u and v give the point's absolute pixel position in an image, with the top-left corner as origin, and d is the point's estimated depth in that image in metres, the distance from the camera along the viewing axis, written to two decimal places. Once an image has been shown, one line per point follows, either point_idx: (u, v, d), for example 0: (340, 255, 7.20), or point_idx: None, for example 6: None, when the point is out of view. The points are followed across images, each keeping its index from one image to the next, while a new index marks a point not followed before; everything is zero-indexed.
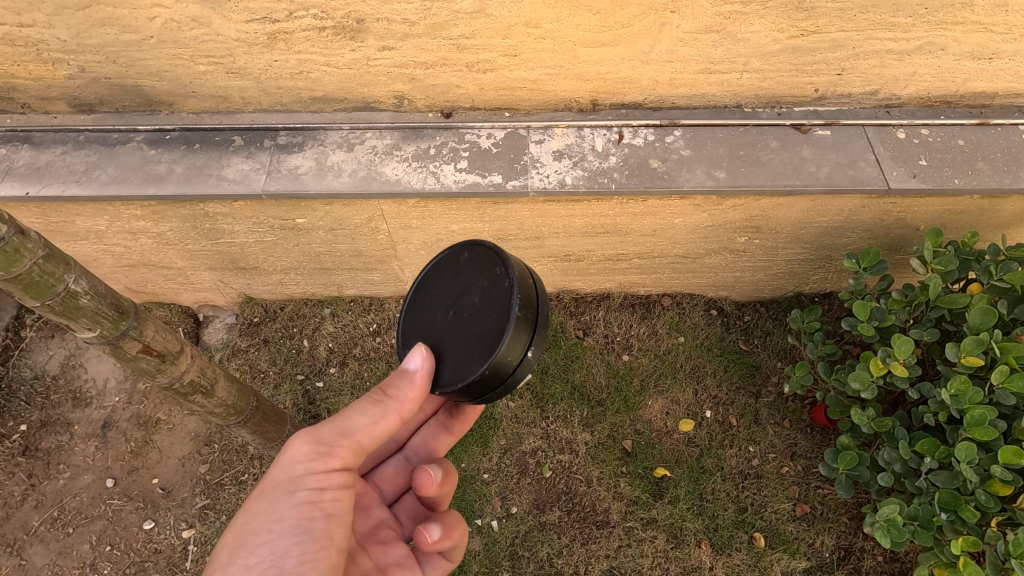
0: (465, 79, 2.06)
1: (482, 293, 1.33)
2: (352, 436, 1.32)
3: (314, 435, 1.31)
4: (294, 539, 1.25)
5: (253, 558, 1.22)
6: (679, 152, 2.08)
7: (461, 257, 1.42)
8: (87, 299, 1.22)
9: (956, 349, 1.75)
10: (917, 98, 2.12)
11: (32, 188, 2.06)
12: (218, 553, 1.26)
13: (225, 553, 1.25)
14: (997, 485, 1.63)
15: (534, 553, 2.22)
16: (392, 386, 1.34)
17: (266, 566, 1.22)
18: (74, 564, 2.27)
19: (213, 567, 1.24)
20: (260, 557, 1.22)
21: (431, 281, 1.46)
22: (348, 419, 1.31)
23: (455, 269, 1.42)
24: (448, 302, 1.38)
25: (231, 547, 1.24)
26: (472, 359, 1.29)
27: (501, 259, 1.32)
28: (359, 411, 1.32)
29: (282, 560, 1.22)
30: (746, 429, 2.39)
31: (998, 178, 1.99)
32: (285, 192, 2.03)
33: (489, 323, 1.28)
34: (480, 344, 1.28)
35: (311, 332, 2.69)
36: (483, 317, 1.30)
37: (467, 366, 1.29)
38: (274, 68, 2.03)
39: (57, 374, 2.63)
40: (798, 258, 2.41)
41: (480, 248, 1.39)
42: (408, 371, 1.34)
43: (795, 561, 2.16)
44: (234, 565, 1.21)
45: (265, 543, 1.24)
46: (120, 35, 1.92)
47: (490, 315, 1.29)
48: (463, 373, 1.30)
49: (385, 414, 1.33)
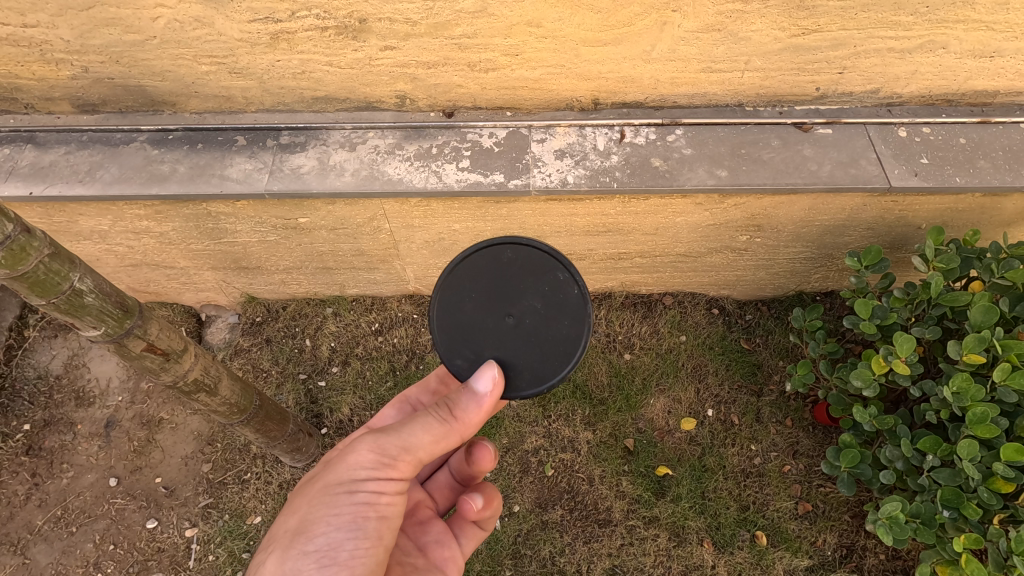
0: (467, 78, 2.07)
1: (545, 298, 1.43)
2: (414, 452, 1.29)
3: (379, 446, 1.29)
4: (349, 535, 1.25)
5: (311, 547, 1.23)
6: (680, 150, 2.09)
7: (504, 256, 1.48)
8: (92, 297, 1.23)
9: (958, 347, 1.75)
10: (919, 96, 2.12)
11: (36, 188, 2.07)
12: (279, 537, 1.28)
13: (284, 539, 1.26)
14: (999, 483, 1.63)
15: (537, 551, 2.23)
16: (460, 406, 1.31)
17: (322, 555, 1.23)
18: (77, 563, 2.28)
19: (273, 550, 1.26)
20: (318, 547, 1.23)
21: (468, 285, 1.47)
22: (412, 433, 1.29)
23: (498, 271, 1.46)
24: (502, 309, 1.42)
25: (293, 534, 1.26)
26: (551, 363, 1.42)
27: (560, 266, 1.46)
28: (423, 427, 1.29)
29: (336, 553, 1.24)
30: (748, 427, 2.40)
31: (1000, 176, 1.99)
32: (287, 191, 2.04)
33: (564, 327, 1.43)
34: (556, 347, 1.42)
35: (314, 332, 2.69)
36: (553, 322, 1.43)
37: (546, 369, 1.42)
38: (276, 68, 2.04)
39: (60, 374, 2.64)
40: (800, 257, 2.41)
41: (529, 250, 1.47)
42: (476, 391, 1.33)
43: (798, 559, 2.16)
44: (294, 551, 1.23)
45: (321, 534, 1.24)
46: (123, 35, 1.93)
47: (561, 320, 1.44)
48: (545, 376, 1.42)
49: (449, 434, 1.31)
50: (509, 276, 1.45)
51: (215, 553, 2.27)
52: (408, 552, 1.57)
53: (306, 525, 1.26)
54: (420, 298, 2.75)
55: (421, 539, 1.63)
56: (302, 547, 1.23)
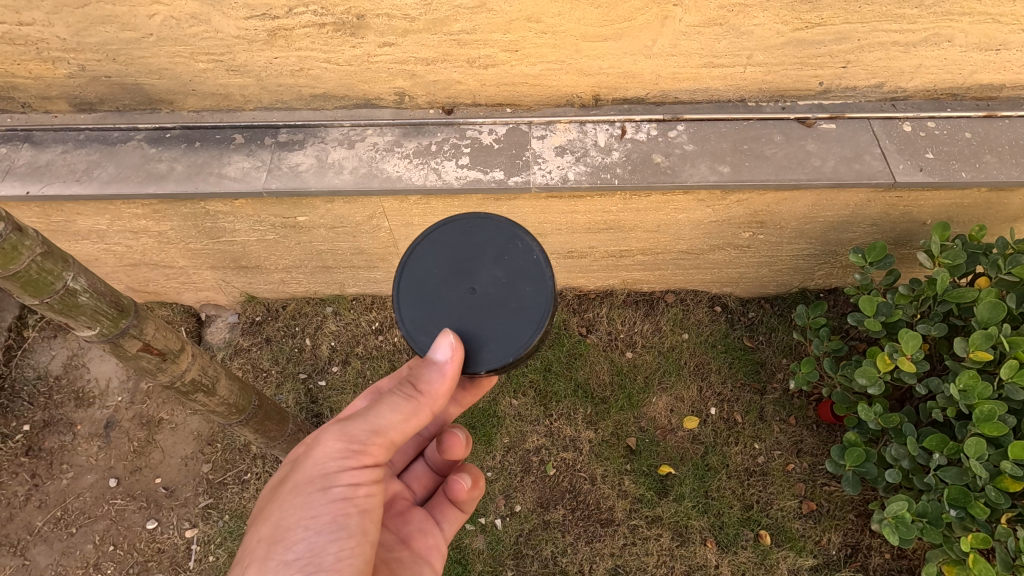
0: (466, 75, 2.05)
1: (507, 267, 1.38)
2: (384, 435, 1.26)
3: (346, 431, 1.25)
4: (332, 535, 1.19)
5: (293, 553, 1.16)
6: (682, 146, 2.07)
7: (465, 232, 1.43)
8: (86, 297, 1.21)
9: (964, 344, 1.73)
10: (923, 90, 2.10)
11: (34, 187, 2.05)
12: (252, 548, 1.18)
13: (261, 548, 1.17)
14: (1007, 481, 1.60)
15: (539, 551, 2.21)
16: (423, 380, 1.30)
17: (306, 562, 1.16)
18: (77, 564, 2.27)
19: (247, 561, 1.16)
20: (299, 554, 1.16)
21: (430, 267, 1.42)
22: (381, 415, 1.26)
23: (460, 245, 1.42)
24: (462, 283, 1.37)
25: (268, 543, 1.17)
26: (517, 331, 1.33)
27: (520, 234, 1.41)
28: (391, 407, 1.27)
29: (321, 557, 1.17)
30: (751, 426, 2.38)
31: (1006, 171, 1.97)
32: (285, 189, 2.02)
33: (527, 293, 1.35)
34: (520, 313, 1.34)
35: (313, 331, 2.68)
36: (517, 290, 1.36)
37: (513, 337, 1.33)
38: (274, 66, 2.02)
39: (60, 374, 2.63)
40: (804, 253, 2.39)
41: (488, 224, 1.43)
42: (438, 362, 1.30)
43: (802, 559, 2.14)
44: (272, 561, 1.15)
45: (302, 539, 1.17)
46: (119, 32, 1.91)
47: (523, 285, 1.36)
48: (512, 344, 1.33)
49: (417, 411, 1.29)
50: (470, 248, 1.41)
51: (216, 554, 2.26)
52: (392, 545, 1.55)
53: (283, 530, 1.17)
54: None
55: (404, 529, 1.60)
56: (283, 554, 1.15)
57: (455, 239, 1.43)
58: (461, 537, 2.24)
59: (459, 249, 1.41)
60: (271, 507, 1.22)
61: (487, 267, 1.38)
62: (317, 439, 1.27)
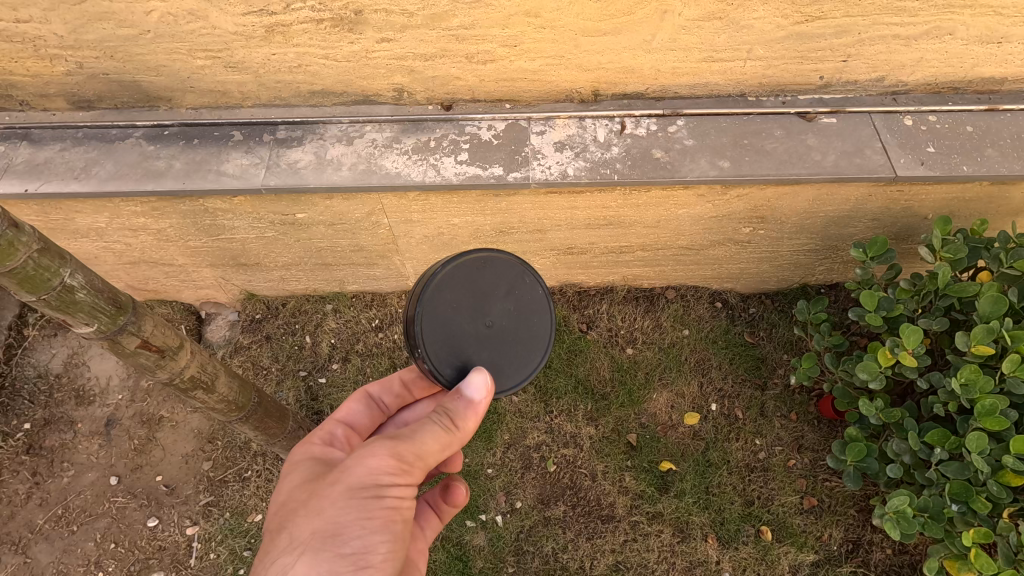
0: (465, 70, 2.04)
1: (516, 300, 1.42)
2: (428, 457, 1.22)
3: (397, 446, 1.19)
4: (383, 537, 1.15)
5: (347, 549, 1.11)
6: (682, 141, 2.06)
7: (474, 264, 1.40)
8: (84, 294, 1.21)
9: (965, 338, 1.72)
10: (925, 84, 2.08)
11: (31, 185, 2.05)
12: (302, 538, 1.12)
13: (310, 541, 1.12)
14: (1009, 476, 1.60)
15: (540, 548, 2.20)
16: (459, 415, 1.27)
17: (358, 559, 1.12)
18: (79, 562, 2.27)
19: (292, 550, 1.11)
20: (354, 550, 1.12)
21: (443, 295, 1.36)
22: (426, 439, 1.22)
23: (470, 281, 1.39)
24: (478, 317, 1.37)
25: (321, 537, 1.12)
26: (529, 357, 1.44)
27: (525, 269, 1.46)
28: (431, 436, 1.23)
29: (370, 556, 1.13)
30: (752, 422, 2.37)
31: (1008, 164, 1.95)
32: (283, 186, 2.02)
33: (536, 324, 1.45)
34: (531, 343, 1.44)
35: (313, 329, 2.67)
36: (528, 321, 1.44)
37: (526, 363, 1.44)
38: (272, 62, 2.02)
39: (60, 373, 2.63)
40: (805, 249, 2.38)
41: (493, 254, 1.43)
42: (472, 399, 1.29)
43: (803, 554, 2.14)
44: (323, 555, 1.10)
45: (356, 538, 1.13)
46: (117, 29, 1.91)
47: (531, 318, 1.44)
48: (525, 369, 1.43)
49: (454, 441, 1.26)
50: (480, 284, 1.39)
51: (217, 551, 2.26)
52: None
53: (336, 527, 1.12)
54: None
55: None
56: (334, 550, 1.11)
57: (462, 273, 1.39)
58: (461, 533, 2.24)
59: (469, 284, 1.39)
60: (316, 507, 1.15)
61: (501, 302, 1.40)
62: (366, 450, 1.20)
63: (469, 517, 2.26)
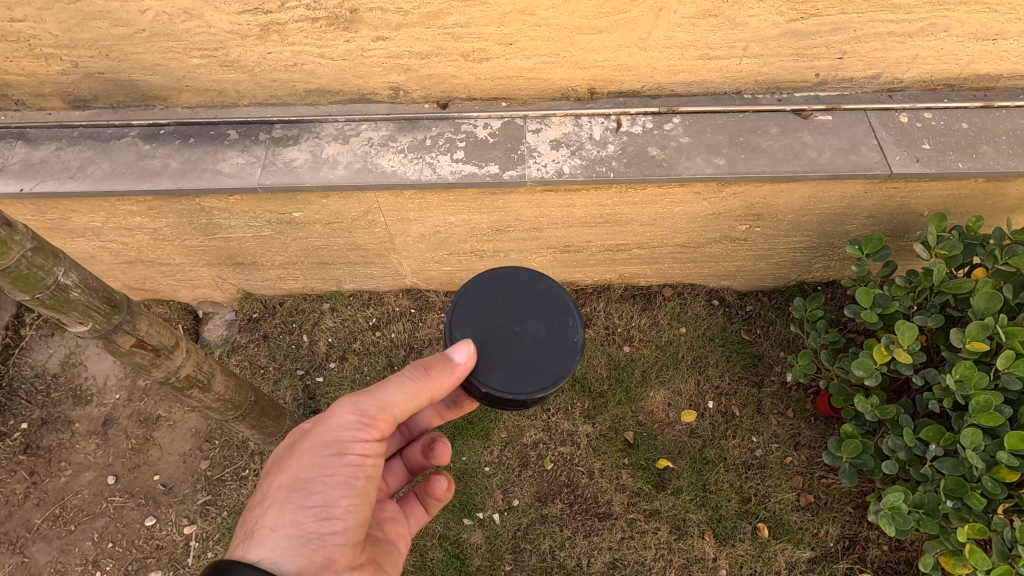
0: (461, 69, 2.04)
1: (548, 328, 1.42)
2: (391, 410, 1.31)
3: (357, 403, 1.31)
4: (344, 491, 1.28)
5: (311, 501, 1.25)
6: (678, 139, 2.06)
7: (539, 285, 1.48)
8: (78, 292, 1.21)
9: (960, 334, 1.72)
10: (920, 81, 2.09)
11: (27, 185, 2.05)
12: (274, 492, 1.29)
13: (282, 494, 1.28)
14: (1003, 472, 1.60)
15: (537, 545, 2.20)
16: (432, 366, 1.31)
17: (320, 510, 1.25)
18: (77, 561, 2.27)
19: (269, 505, 1.28)
20: (316, 503, 1.25)
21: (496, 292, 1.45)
22: (388, 394, 1.30)
23: (523, 295, 1.46)
24: (511, 319, 1.42)
25: (288, 489, 1.27)
26: (524, 380, 1.36)
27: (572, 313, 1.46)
28: (394, 387, 1.30)
29: (332, 508, 1.26)
30: (749, 419, 2.38)
31: (1003, 161, 1.96)
32: (279, 185, 2.01)
33: (552, 359, 1.39)
34: (535, 366, 1.38)
35: (311, 327, 2.67)
36: (545, 351, 1.39)
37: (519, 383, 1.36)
38: (267, 61, 2.02)
39: (57, 372, 2.63)
40: (801, 246, 2.38)
41: (557, 289, 1.48)
42: (451, 359, 1.31)
43: (800, 551, 2.14)
44: (290, 506, 1.26)
45: (318, 491, 1.26)
46: (111, 28, 1.91)
47: (551, 351, 1.40)
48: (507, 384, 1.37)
49: (420, 393, 1.30)
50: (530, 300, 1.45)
51: (215, 550, 2.26)
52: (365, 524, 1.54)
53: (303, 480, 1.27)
54: (418, 292, 2.72)
55: (377, 515, 1.60)
56: (300, 502, 1.25)
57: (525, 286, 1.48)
58: (459, 531, 2.24)
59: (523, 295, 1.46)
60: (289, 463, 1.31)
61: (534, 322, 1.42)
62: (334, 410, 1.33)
63: (466, 515, 2.26)
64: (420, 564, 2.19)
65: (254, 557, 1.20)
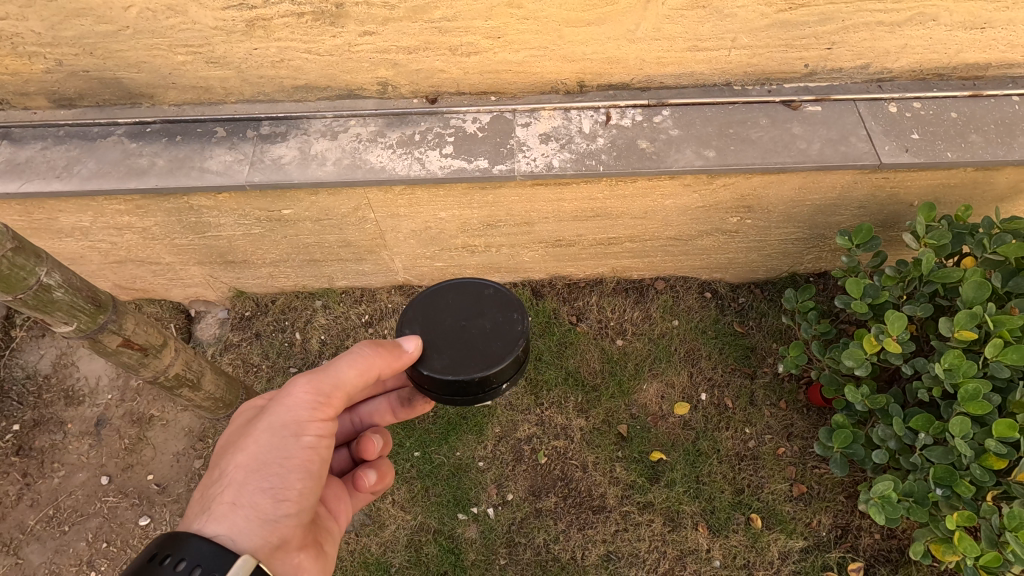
0: (449, 63, 2.03)
1: (490, 318, 1.49)
2: (343, 387, 1.39)
3: (316, 383, 1.37)
4: (299, 472, 1.33)
5: (267, 484, 1.28)
6: (668, 131, 2.05)
7: (486, 288, 1.56)
8: (61, 292, 1.20)
9: (949, 324, 1.73)
10: (909, 71, 2.09)
11: (12, 185, 2.03)
12: (230, 473, 1.30)
13: (239, 473, 1.29)
14: (992, 459, 1.61)
15: (531, 539, 2.20)
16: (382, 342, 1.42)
17: (277, 492, 1.29)
18: (71, 562, 2.27)
19: (224, 482, 1.29)
20: (273, 487, 1.29)
21: (447, 292, 1.55)
22: (339, 370, 1.38)
23: (473, 294, 1.54)
24: (455, 314, 1.50)
25: (245, 469, 1.29)
26: (465, 365, 1.40)
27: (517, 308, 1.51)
28: (345, 363, 1.38)
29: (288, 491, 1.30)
30: (742, 410, 2.38)
31: (991, 150, 1.96)
32: (268, 182, 2.00)
33: (495, 348, 1.43)
34: (469, 349, 1.43)
35: (303, 325, 2.66)
36: (485, 343, 1.44)
37: (460, 368, 1.40)
38: (254, 57, 2.00)
39: (49, 373, 2.62)
40: (792, 237, 2.38)
41: (506, 291, 1.56)
42: (404, 351, 1.40)
43: (793, 541, 2.15)
44: (249, 486, 1.27)
45: (275, 474, 1.30)
46: (95, 25, 1.89)
47: (495, 343, 1.44)
48: (457, 370, 1.39)
49: (369, 363, 1.38)
50: (475, 299, 1.53)
51: None
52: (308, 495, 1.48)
53: (262, 463, 1.30)
54: (410, 288, 2.71)
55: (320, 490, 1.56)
56: (260, 482, 1.28)
57: (474, 289, 1.56)
58: (453, 526, 2.24)
59: (471, 295, 1.55)
60: (239, 446, 1.34)
61: (477, 316, 1.49)
62: (290, 395, 1.37)
63: (460, 510, 2.27)
64: (416, 559, 2.19)
65: (210, 533, 1.20)
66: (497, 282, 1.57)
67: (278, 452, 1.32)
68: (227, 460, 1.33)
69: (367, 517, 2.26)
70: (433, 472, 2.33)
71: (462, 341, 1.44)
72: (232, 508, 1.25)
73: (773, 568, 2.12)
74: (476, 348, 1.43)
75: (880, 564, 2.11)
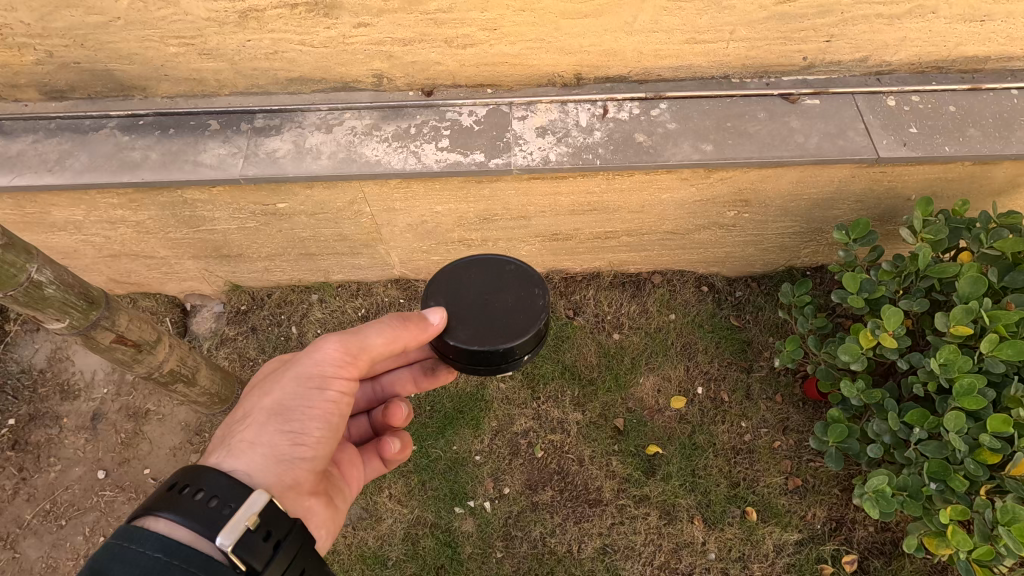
0: (445, 55, 2.01)
1: (512, 293, 1.50)
2: (370, 352, 1.34)
3: (346, 341, 1.34)
4: (319, 424, 1.33)
5: (288, 427, 1.29)
6: (665, 125, 2.04)
7: (507, 266, 1.58)
8: (53, 288, 1.19)
9: (945, 319, 1.73)
10: (907, 64, 2.08)
11: (3, 178, 2.01)
12: (255, 413, 1.32)
13: (261, 416, 1.30)
14: (986, 453, 1.61)
15: (528, 532, 2.21)
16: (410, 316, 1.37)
17: (296, 436, 1.29)
18: (68, 556, 2.27)
19: (247, 422, 1.31)
20: (293, 432, 1.29)
21: (470, 269, 1.56)
22: (369, 337, 1.34)
23: (494, 271, 1.56)
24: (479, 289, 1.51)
25: (269, 413, 1.31)
26: (489, 337, 1.42)
27: (537, 283, 1.54)
28: (375, 332, 1.34)
29: (306, 436, 1.31)
30: (738, 404, 2.39)
31: (989, 144, 1.95)
32: (262, 176, 1.99)
33: (519, 321, 1.45)
34: (494, 322, 1.45)
35: (299, 319, 2.65)
36: (508, 318, 1.45)
37: (487, 339, 1.41)
38: (247, 48, 1.98)
39: (44, 368, 2.62)
40: (790, 231, 2.38)
41: (526, 269, 1.58)
42: (427, 322, 1.38)
43: (788, 534, 2.16)
44: (270, 426, 1.29)
45: (297, 420, 1.31)
46: (86, 16, 1.86)
47: (518, 317, 1.46)
48: (483, 341, 1.41)
49: (398, 335, 1.35)
50: (497, 275, 1.55)
51: None
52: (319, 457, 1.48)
53: (285, 408, 1.31)
54: (406, 282, 2.70)
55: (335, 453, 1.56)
56: (280, 425, 1.29)
57: (495, 266, 1.59)
58: (450, 520, 2.25)
59: (493, 272, 1.57)
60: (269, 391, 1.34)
61: (501, 292, 1.51)
62: (321, 347, 1.36)
63: (457, 504, 2.27)
64: (412, 553, 2.20)
65: (228, 467, 1.22)
66: (516, 259, 1.60)
67: (301, 401, 1.32)
68: (255, 399, 1.35)
69: (363, 511, 2.27)
70: (429, 466, 2.33)
71: (486, 315, 1.46)
72: (252, 445, 1.26)
73: (768, 560, 2.14)
74: (499, 320, 1.45)
75: (874, 557, 2.12)
